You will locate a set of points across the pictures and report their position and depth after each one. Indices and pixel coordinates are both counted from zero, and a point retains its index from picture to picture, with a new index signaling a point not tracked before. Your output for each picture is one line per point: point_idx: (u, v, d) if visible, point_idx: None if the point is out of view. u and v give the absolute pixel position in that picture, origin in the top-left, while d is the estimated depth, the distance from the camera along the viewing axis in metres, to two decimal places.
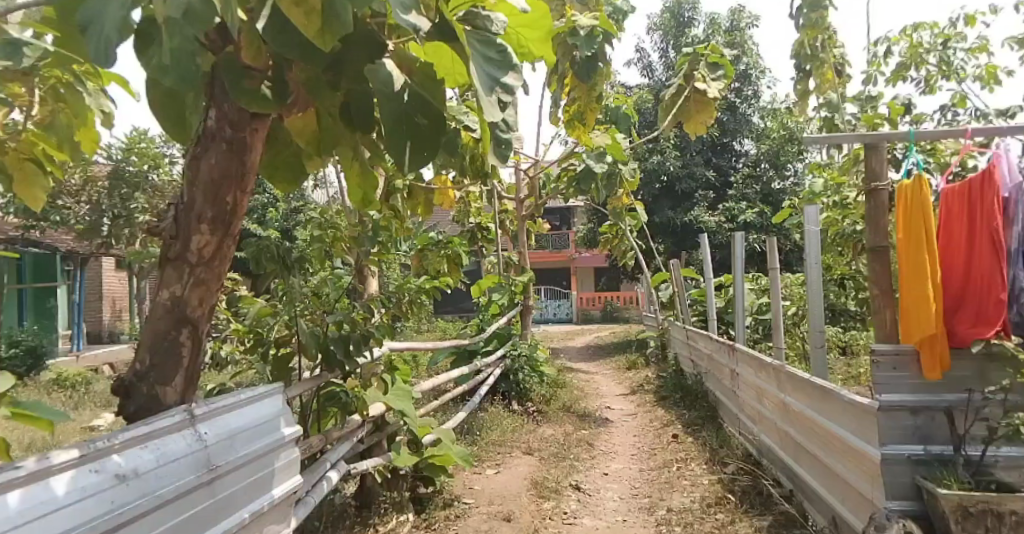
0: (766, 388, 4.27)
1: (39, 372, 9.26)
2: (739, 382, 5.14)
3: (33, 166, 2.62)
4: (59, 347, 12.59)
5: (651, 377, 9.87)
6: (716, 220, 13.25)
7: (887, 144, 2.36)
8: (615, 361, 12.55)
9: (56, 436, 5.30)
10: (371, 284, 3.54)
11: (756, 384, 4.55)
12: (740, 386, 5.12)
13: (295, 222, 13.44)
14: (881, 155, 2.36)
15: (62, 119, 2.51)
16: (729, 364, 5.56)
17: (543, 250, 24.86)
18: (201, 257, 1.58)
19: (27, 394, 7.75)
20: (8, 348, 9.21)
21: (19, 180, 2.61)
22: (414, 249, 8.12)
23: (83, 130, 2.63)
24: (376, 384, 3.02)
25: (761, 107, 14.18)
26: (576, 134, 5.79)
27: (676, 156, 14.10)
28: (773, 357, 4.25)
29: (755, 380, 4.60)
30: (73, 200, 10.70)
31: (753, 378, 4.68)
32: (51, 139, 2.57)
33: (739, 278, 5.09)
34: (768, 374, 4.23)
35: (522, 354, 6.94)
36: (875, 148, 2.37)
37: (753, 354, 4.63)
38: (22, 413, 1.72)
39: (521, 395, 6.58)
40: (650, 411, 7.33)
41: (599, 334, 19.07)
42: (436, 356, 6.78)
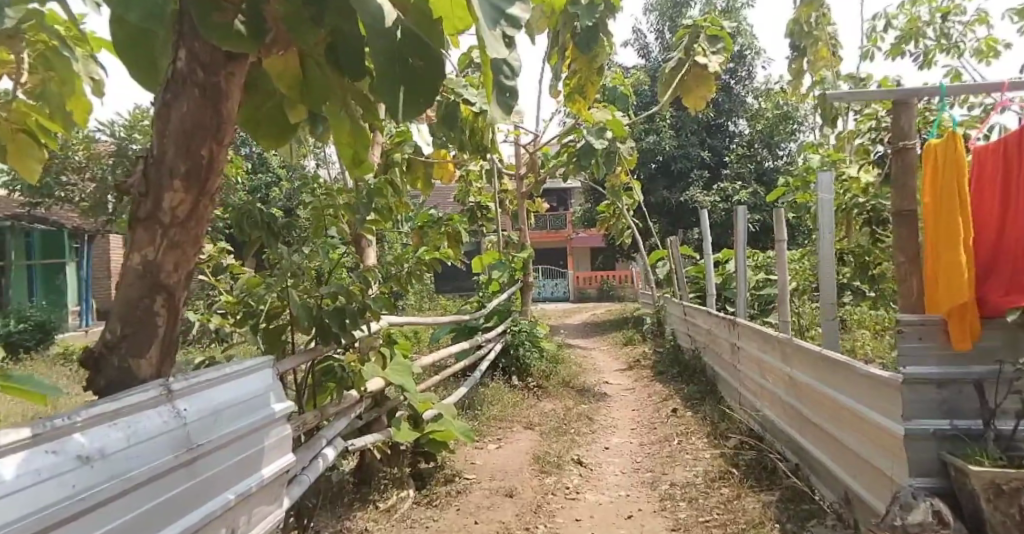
0: (771, 360, 4.14)
1: (49, 346, 9.13)
2: (740, 354, 5.01)
3: (26, 137, 2.42)
4: (70, 322, 12.55)
5: (649, 353, 9.82)
6: (713, 200, 13.09)
7: (917, 101, 2.21)
8: (613, 338, 12.50)
9: (63, 404, 5.26)
10: (370, 257, 3.41)
11: (761, 355, 4.42)
12: (740, 361, 4.99)
13: (289, 201, 13.25)
14: (910, 112, 2.21)
15: (53, 89, 2.38)
16: (729, 339, 5.43)
17: (540, 231, 24.75)
18: (176, 217, 1.45)
19: (35, 368, 7.72)
20: (17, 322, 9.05)
21: (11, 151, 2.43)
22: (412, 226, 8.00)
23: (75, 100, 2.47)
24: (375, 359, 2.82)
25: (756, 88, 13.97)
26: (577, 108, 5.59)
27: (672, 136, 13.90)
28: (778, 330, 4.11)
29: (759, 352, 4.47)
30: (78, 177, 10.35)
31: (756, 350, 4.55)
32: (44, 111, 2.43)
33: (741, 250, 4.92)
34: (771, 344, 4.12)
35: (522, 330, 6.82)
36: (904, 105, 2.23)
37: (756, 328, 4.51)
38: (14, 387, 1.57)
39: (522, 370, 6.48)
40: (650, 385, 7.24)
41: (596, 312, 19.05)
42: (435, 332, 6.69)
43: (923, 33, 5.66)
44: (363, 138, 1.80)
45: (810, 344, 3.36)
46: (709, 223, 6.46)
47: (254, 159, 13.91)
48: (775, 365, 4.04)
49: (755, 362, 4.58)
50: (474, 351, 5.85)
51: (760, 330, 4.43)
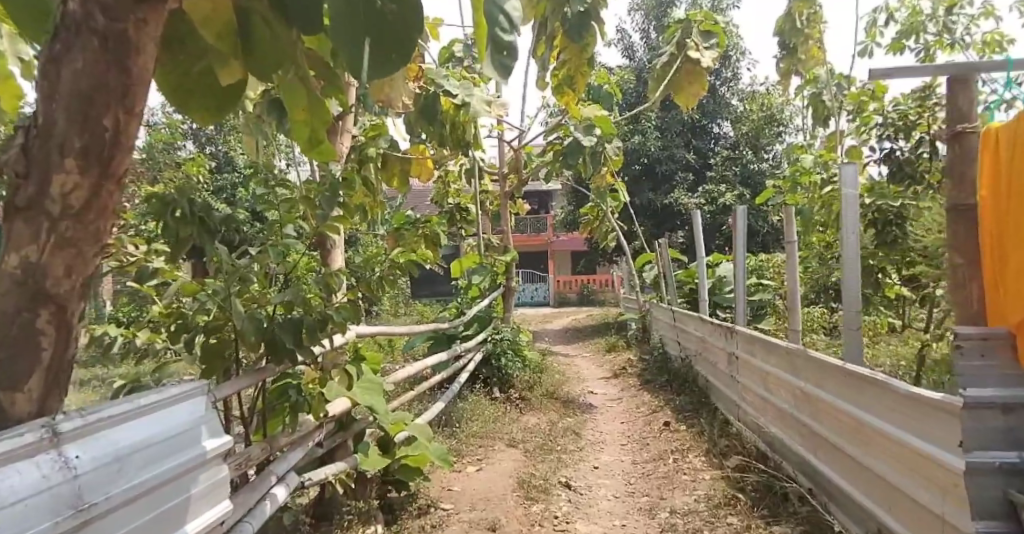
0: (775, 373, 3.86)
1: None
2: (737, 365, 4.73)
3: None
4: None
5: (634, 360, 9.54)
6: (697, 203, 12.87)
7: (978, 78, 1.95)
8: (596, 343, 12.21)
9: None
10: (334, 257, 3.03)
11: (762, 367, 4.13)
12: (738, 371, 4.70)
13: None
14: (970, 91, 1.96)
15: None
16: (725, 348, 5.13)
17: (521, 234, 24.46)
18: (68, 208, 1.10)
19: None
20: None
21: None
22: (389, 227, 7.65)
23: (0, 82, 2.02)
24: (339, 378, 2.42)
25: (740, 90, 13.77)
26: (565, 101, 5.29)
27: (656, 138, 13.66)
28: (782, 340, 3.83)
29: (760, 363, 4.19)
30: None
31: (756, 361, 4.27)
32: None
33: (740, 254, 4.65)
34: (776, 356, 3.84)
35: (504, 338, 6.49)
36: (962, 83, 1.98)
37: (756, 337, 4.23)
38: None
39: (506, 381, 6.15)
40: (639, 395, 6.95)
41: (577, 317, 18.80)
42: (413, 340, 6.33)
43: (924, 28, 5.43)
44: (323, 111, 1.48)
45: (826, 358, 3.08)
46: (701, 225, 6.20)
47: (226, 158, 13.45)
48: (780, 379, 3.76)
49: (755, 374, 4.30)
50: (453, 362, 5.49)
51: (761, 340, 4.15)
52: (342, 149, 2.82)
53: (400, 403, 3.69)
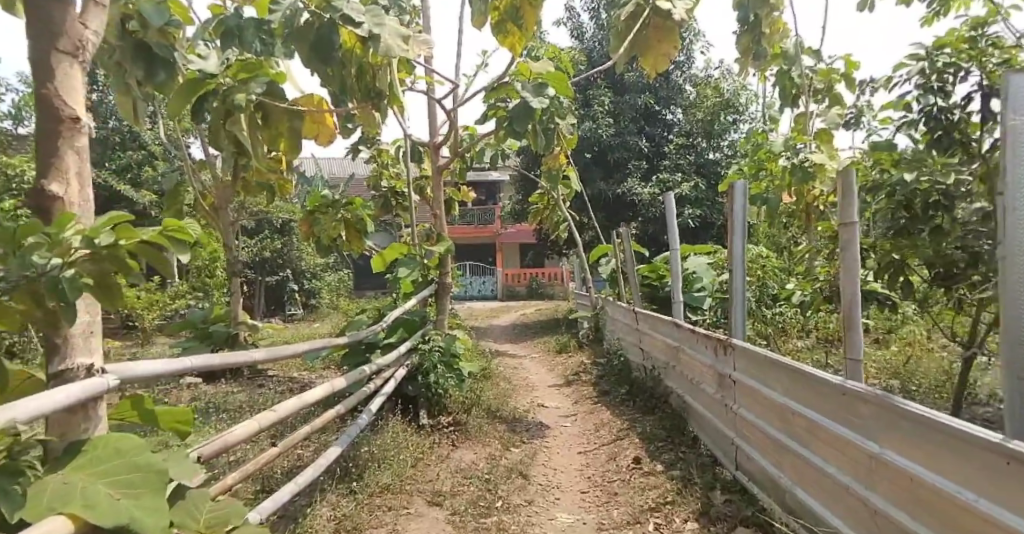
0: (800, 412, 2.98)
1: None
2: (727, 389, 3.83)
3: None
4: None
5: (587, 364, 8.46)
6: (651, 193, 11.92)
7: None
8: (545, 343, 11.08)
9: None
10: (67, 203, 1.68)
11: (772, 401, 3.24)
12: (732, 398, 3.79)
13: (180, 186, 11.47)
14: None
15: None
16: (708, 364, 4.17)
17: (465, 226, 23.20)
18: None
19: None
20: None
21: None
22: (303, 209, 6.45)
23: None
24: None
25: (694, 74, 12.82)
26: (509, 43, 4.13)
27: (609, 123, 12.52)
28: (813, 368, 2.90)
29: (768, 395, 3.30)
30: None
31: (761, 390, 3.38)
32: None
33: (739, 251, 3.66)
34: (803, 389, 2.96)
35: (435, 347, 5.09)
36: None
37: (767, 357, 3.29)
38: None
39: (439, 400, 4.86)
40: (594, 411, 5.93)
41: (525, 311, 17.79)
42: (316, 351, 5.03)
43: None
44: None
45: (916, 411, 2.20)
46: (674, 210, 5.06)
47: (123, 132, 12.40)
48: (811, 423, 2.89)
49: (759, 406, 3.41)
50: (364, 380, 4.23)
51: (770, 362, 3.25)
52: (86, 38, 1.75)
53: (221, 487, 2.52)
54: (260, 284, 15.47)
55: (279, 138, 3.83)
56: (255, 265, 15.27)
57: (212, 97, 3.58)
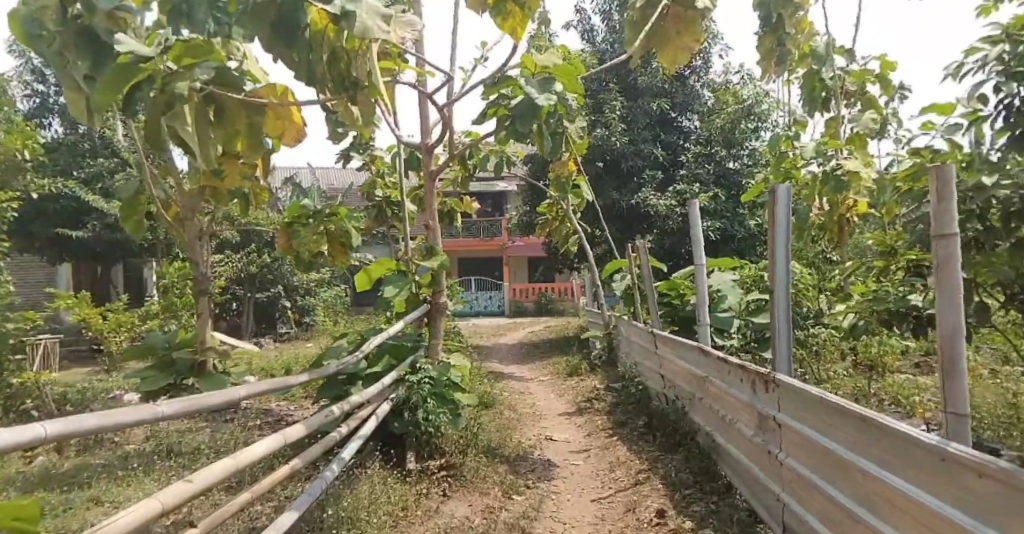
0: (878, 475, 2.30)
1: None
2: (767, 433, 3.14)
3: None
4: None
5: (601, 390, 7.80)
6: (667, 205, 11.29)
7: None
8: (555, 365, 10.44)
9: None
10: None
11: (835, 454, 2.56)
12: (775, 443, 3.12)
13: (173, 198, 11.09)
14: None
15: None
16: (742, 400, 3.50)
17: (472, 239, 22.61)
18: None
19: None
20: None
21: None
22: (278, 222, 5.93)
23: None
24: None
25: (711, 78, 12.33)
26: (511, 25, 3.51)
27: (622, 130, 11.92)
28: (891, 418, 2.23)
29: (828, 447, 2.61)
30: None
31: (815, 439, 2.70)
32: None
33: (782, 269, 2.98)
34: (879, 445, 2.29)
35: (425, 377, 4.40)
36: None
37: (824, 399, 2.63)
38: None
39: (431, 440, 4.19)
40: (610, 448, 5.22)
41: (534, 329, 17.14)
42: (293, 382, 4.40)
43: None
44: None
45: None
46: (699, 220, 4.42)
47: (93, 137, 12.62)
48: (891, 489, 2.22)
49: (813, 459, 2.72)
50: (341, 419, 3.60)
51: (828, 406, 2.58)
52: None
53: None
54: (249, 301, 15.57)
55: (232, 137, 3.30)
56: (244, 281, 15.33)
57: (149, 83, 2.99)
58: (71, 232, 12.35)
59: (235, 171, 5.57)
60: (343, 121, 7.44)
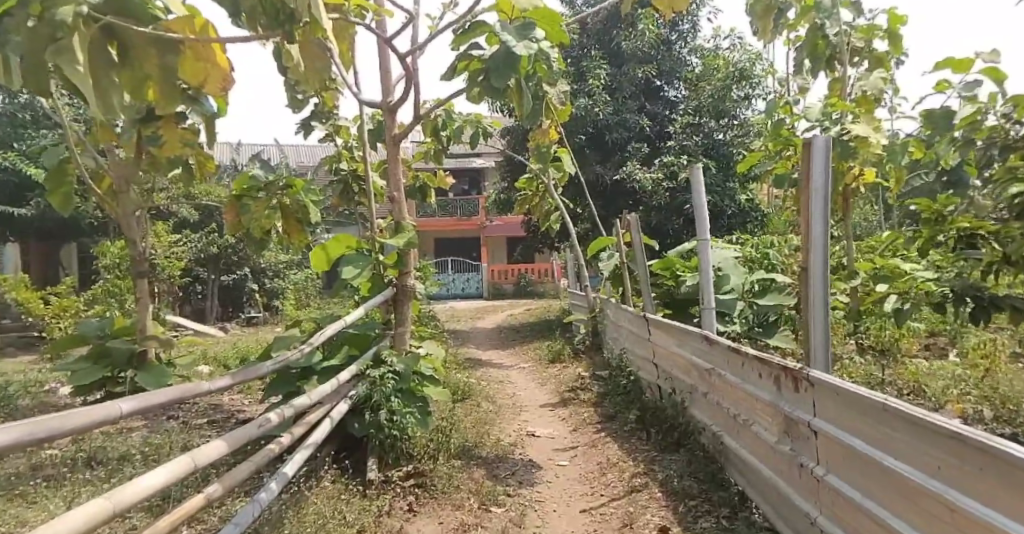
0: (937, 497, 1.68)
1: None
2: (796, 443, 2.49)
3: None
4: None
5: (587, 377, 7.31)
6: (653, 179, 10.77)
7: None
8: (536, 350, 9.96)
9: None
10: None
11: (886, 476, 1.90)
12: (794, 449, 2.52)
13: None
14: None
15: None
16: (754, 395, 2.90)
17: (449, 218, 21.98)
18: None
19: None
20: None
21: None
22: (230, 195, 5.31)
23: None
24: None
25: (698, 46, 11.79)
26: None
27: (606, 101, 11.34)
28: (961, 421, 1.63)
29: (877, 464, 1.95)
30: None
31: (858, 454, 2.04)
32: None
33: (818, 237, 2.33)
34: (942, 458, 1.66)
35: (389, 372, 3.75)
36: None
37: (864, 395, 2.01)
38: None
39: (395, 445, 3.57)
40: (600, 450, 4.61)
41: (514, 311, 16.66)
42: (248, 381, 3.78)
43: None
44: None
45: None
46: (704, 189, 3.87)
47: (34, 107, 11.86)
48: (955, 517, 1.62)
49: (851, 475, 2.11)
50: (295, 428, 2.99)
51: (876, 412, 1.92)
52: None
53: None
54: (214, 284, 15.00)
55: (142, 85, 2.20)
56: (210, 262, 14.78)
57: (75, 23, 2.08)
58: (13, 210, 11.78)
59: (175, 138, 4.91)
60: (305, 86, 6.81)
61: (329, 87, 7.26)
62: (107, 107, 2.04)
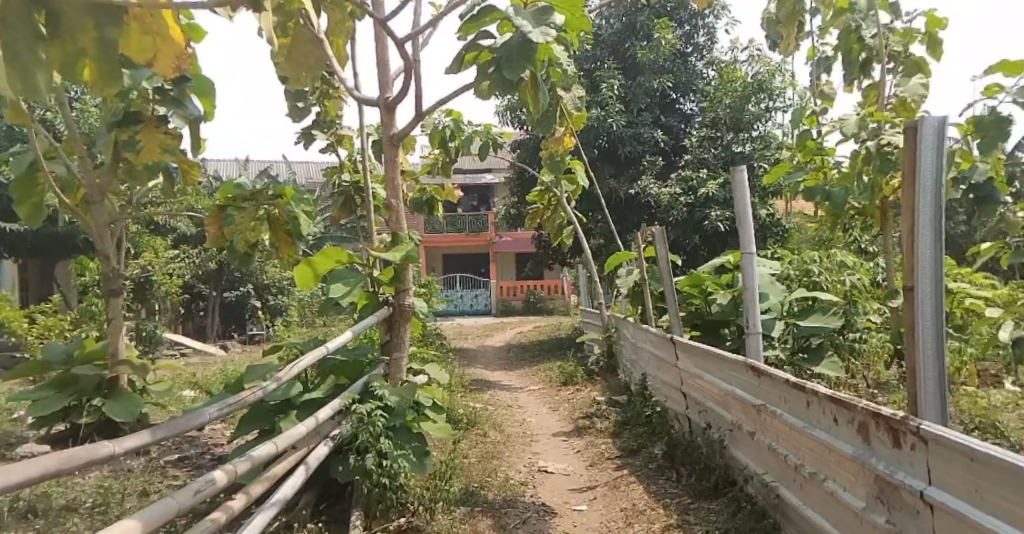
0: None
1: None
2: (897, 516, 1.93)
3: None
4: None
5: (602, 403, 6.74)
6: (669, 193, 10.24)
7: None
8: (546, 371, 9.41)
9: None
10: None
11: None
12: (893, 521, 1.95)
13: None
14: None
15: None
16: (829, 446, 2.32)
17: (457, 234, 21.50)
18: None
19: None
20: None
21: None
22: (211, 206, 4.80)
23: None
24: None
25: (716, 57, 11.28)
26: None
27: (620, 112, 10.83)
28: None
29: None
30: None
31: None
32: None
33: (928, 251, 1.76)
34: None
35: (379, 408, 3.17)
36: None
37: (1010, 468, 1.44)
38: None
39: (385, 497, 2.94)
40: (624, 493, 4.02)
41: (523, 329, 16.12)
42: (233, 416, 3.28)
43: None
44: None
45: None
46: (749, 195, 3.36)
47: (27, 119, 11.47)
48: None
49: None
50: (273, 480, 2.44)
51: None
52: None
53: None
54: (217, 300, 14.54)
55: (76, 60, 1.74)
56: (211, 278, 14.35)
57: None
58: (5, 224, 11.37)
59: (155, 143, 4.41)
60: (304, 93, 6.35)
61: (329, 95, 6.82)
62: (26, 86, 1.55)
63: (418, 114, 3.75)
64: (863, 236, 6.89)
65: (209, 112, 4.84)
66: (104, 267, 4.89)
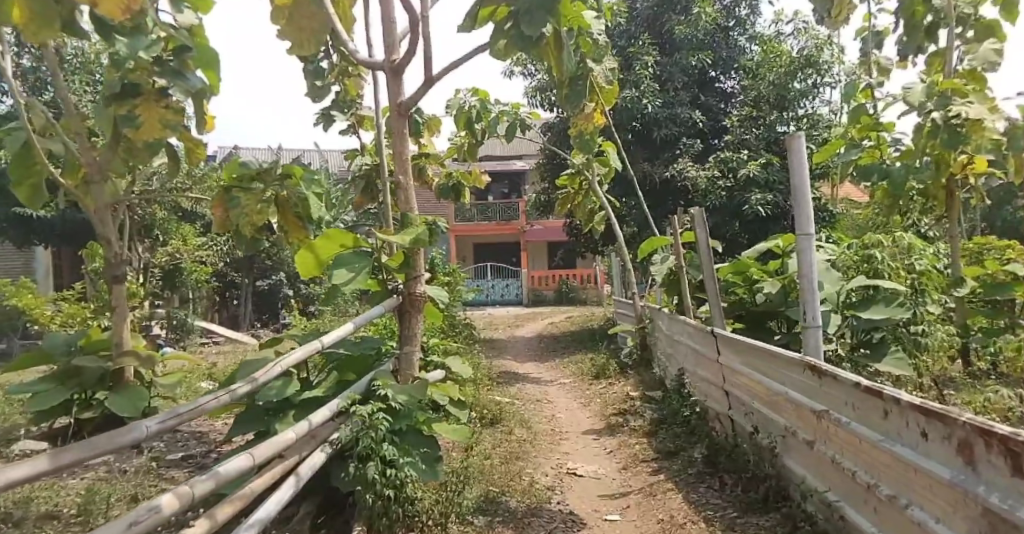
0: None
1: None
2: None
3: None
4: None
5: (636, 399, 6.33)
6: (707, 177, 9.73)
7: None
8: (577, 364, 9.03)
9: None
10: None
11: None
12: None
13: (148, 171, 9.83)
14: None
15: None
16: (916, 465, 1.91)
17: (488, 222, 21.16)
18: None
19: None
20: None
21: None
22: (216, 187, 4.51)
23: None
24: None
25: (759, 32, 10.65)
26: None
27: (656, 92, 10.31)
28: None
29: None
30: None
31: None
32: None
33: None
34: None
35: (383, 409, 2.82)
36: None
37: None
38: None
39: (388, 511, 2.57)
40: (660, 503, 3.62)
41: (554, 319, 15.75)
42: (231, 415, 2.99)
43: None
44: None
45: None
46: (807, 169, 2.95)
47: None
48: None
49: None
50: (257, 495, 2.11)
51: None
52: None
53: None
54: (248, 288, 14.47)
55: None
56: (242, 267, 14.28)
57: None
58: (35, 212, 11.38)
59: (154, 118, 4.00)
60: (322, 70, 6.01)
61: (350, 74, 6.48)
62: None
63: (428, 79, 3.38)
64: (921, 219, 6.33)
65: (214, 85, 4.51)
66: (108, 253, 4.65)
